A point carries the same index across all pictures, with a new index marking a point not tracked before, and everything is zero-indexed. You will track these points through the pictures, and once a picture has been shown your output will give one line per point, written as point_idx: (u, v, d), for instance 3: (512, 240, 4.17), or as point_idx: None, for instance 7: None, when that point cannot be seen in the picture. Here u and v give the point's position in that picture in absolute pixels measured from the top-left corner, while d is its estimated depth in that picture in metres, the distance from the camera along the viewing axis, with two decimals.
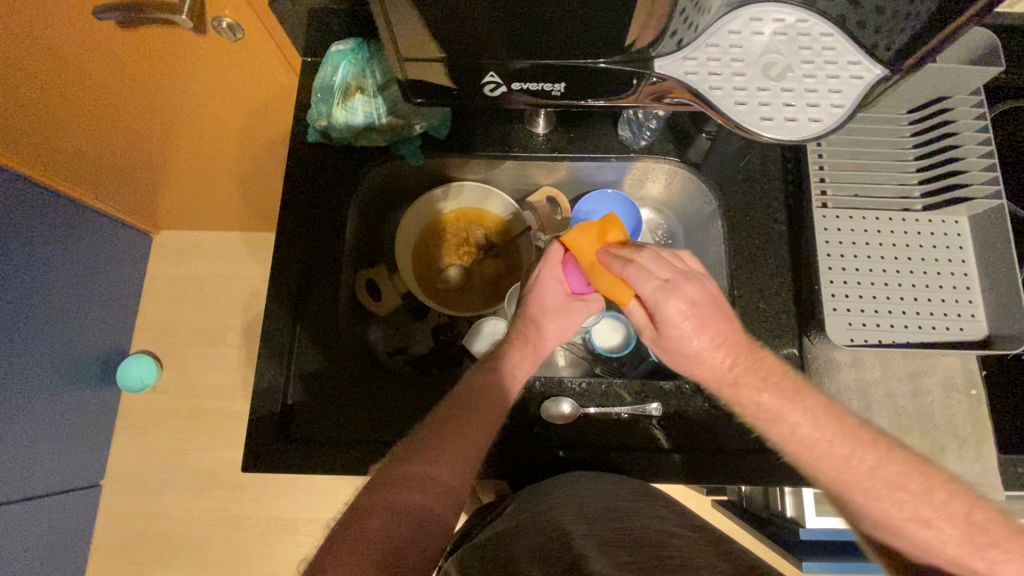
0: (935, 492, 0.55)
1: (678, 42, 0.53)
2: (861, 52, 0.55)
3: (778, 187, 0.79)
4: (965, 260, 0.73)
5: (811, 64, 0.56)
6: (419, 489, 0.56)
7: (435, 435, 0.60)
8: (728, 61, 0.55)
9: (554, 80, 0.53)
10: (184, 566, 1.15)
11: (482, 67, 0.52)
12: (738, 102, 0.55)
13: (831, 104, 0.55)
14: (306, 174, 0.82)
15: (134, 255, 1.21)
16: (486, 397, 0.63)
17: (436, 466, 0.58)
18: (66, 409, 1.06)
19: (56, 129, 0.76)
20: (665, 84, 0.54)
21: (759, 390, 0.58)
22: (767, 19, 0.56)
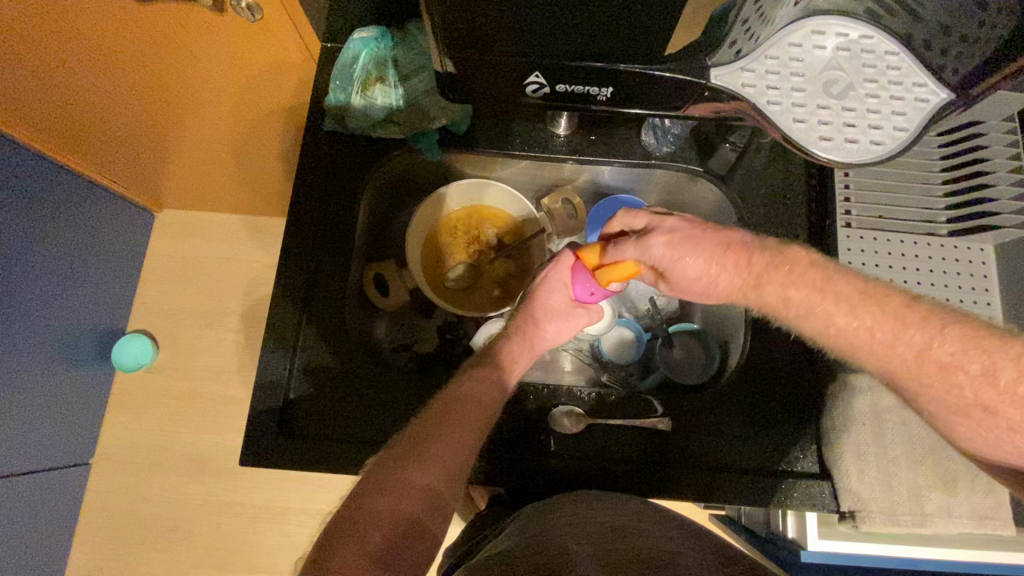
0: (1000, 369, 0.52)
1: (740, 52, 0.52)
2: (927, 73, 0.54)
3: (800, 205, 0.77)
4: (989, 288, 0.73)
5: (874, 84, 0.55)
6: (415, 500, 0.54)
7: (428, 442, 0.57)
8: (788, 75, 0.54)
9: (601, 84, 0.51)
10: (172, 549, 1.13)
11: (528, 67, 0.50)
12: (796, 120, 0.54)
13: (894, 126, 0.54)
14: (319, 162, 0.80)
15: (135, 232, 1.18)
16: (479, 403, 0.61)
17: (433, 476, 0.56)
18: (59, 386, 1.04)
19: (65, 102, 0.74)
20: (721, 97, 0.53)
21: (787, 284, 0.58)
22: (830, 33, 0.55)
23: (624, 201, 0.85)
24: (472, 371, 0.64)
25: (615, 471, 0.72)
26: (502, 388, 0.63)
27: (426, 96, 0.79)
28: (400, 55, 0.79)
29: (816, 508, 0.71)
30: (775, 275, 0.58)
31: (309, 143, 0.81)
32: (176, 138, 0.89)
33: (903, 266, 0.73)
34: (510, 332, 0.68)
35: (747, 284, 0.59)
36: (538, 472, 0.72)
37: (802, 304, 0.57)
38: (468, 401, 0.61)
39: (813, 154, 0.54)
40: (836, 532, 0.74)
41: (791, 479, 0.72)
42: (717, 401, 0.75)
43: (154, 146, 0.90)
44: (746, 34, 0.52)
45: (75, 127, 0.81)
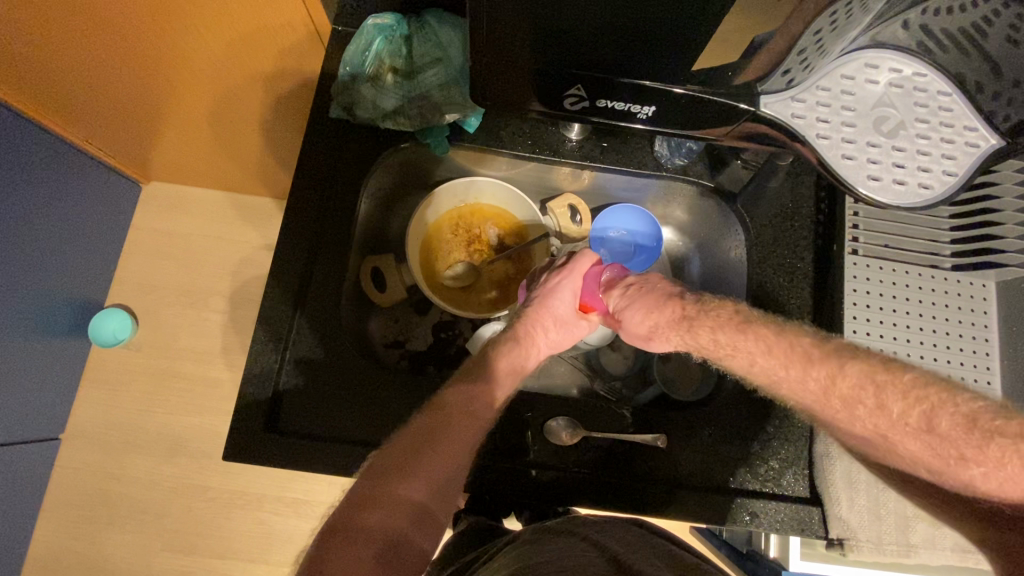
0: (894, 402, 0.49)
1: (791, 82, 0.49)
2: (980, 118, 0.53)
3: (808, 229, 0.76)
4: (988, 325, 0.74)
5: (925, 124, 0.53)
6: (404, 516, 0.52)
7: (416, 458, 0.55)
8: (838, 109, 0.52)
9: (643, 103, 0.49)
10: (142, 531, 1.10)
11: (569, 80, 0.48)
12: (845, 156, 0.52)
13: (944, 170, 0.53)
14: (323, 148, 0.78)
15: (119, 204, 1.14)
16: (470, 417, 0.59)
17: (422, 491, 0.54)
18: (34, 359, 1.00)
19: (56, 67, 0.70)
20: (763, 124, 0.51)
21: (714, 328, 0.56)
22: (885, 67, 0.52)
23: (627, 212, 0.84)
24: (467, 385, 0.61)
25: (606, 488, 0.71)
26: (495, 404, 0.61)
27: (438, 91, 0.76)
28: (416, 43, 0.76)
29: (804, 533, 0.71)
30: (704, 319, 0.57)
31: (314, 129, 0.78)
32: (170, 109, 0.85)
33: (906, 298, 0.74)
34: (511, 337, 0.65)
35: (682, 330, 0.58)
36: (529, 482, 0.71)
37: (728, 345, 0.56)
38: (458, 418, 0.58)
39: (856, 192, 0.53)
40: (816, 554, 0.76)
41: (782, 502, 0.71)
42: (714, 419, 0.74)
43: (147, 117, 0.86)
44: (801, 65, 0.49)
45: (66, 94, 0.77)
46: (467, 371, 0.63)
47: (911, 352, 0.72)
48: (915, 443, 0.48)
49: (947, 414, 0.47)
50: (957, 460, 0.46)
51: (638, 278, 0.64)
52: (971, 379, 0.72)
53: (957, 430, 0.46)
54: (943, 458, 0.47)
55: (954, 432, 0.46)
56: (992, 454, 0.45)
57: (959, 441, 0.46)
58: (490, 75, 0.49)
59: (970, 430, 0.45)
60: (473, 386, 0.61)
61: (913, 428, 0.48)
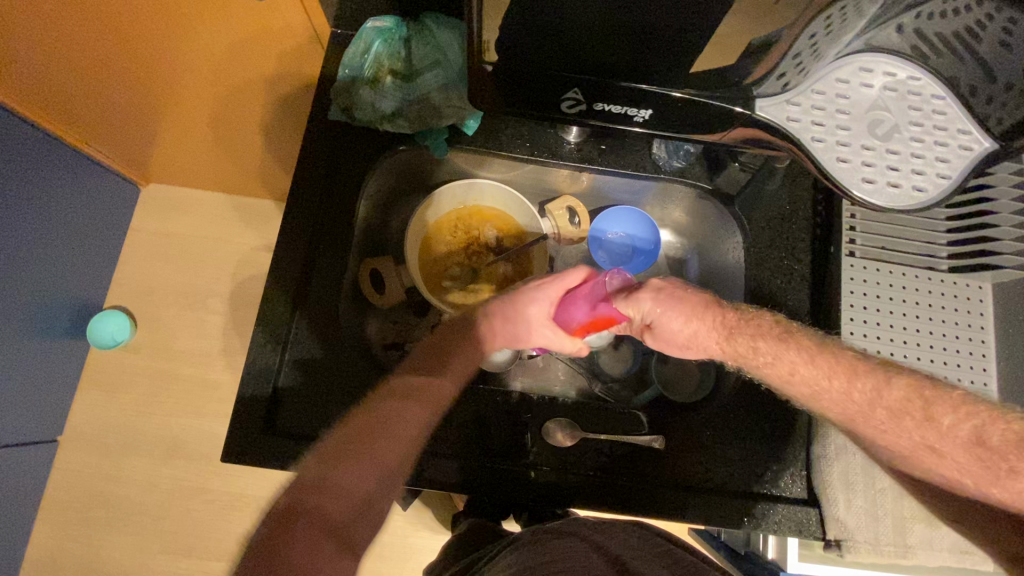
0: (942, 415, 0.51)
1: (786, 85, 0.49)
2: (972, 121, 0.53)
3: (805, 230, 0.77)
4: (984, 327, 0.74)
5: (919, 127, 0.53)
6: (347, 504, 0.52)
7: (365, 445, 0.55)
8: (833, 112, 0.52)
9: (640, 106, 0.49)
10: (140, 533, 1.10)
11: (567, 82, 0.48)
12: (841, 159, 0.52)
13: (938, 173, 0.53)
14: (322, 150, 0.78)
15: (119, 205, 1.14)
16: (419, 407, 0.59)
17: (366, 479, 0.54)
18: (33, 361, 1.00)
19: (56, 68, 0.70)
20: (761, 126, 0.50)
21: (755, 336, 0.56)
22: (879, 72, 0.52)
23: (623, 213, 0.85)
24: (416, 377, 0.62)
25: (605, 489, 0.71)
26: (444, 396, 0.62)
27: (437, 92, 0.76)
28: (415, 47, 0.76)
29: (802, 534, 0.71)
30: (744, 329, 0.57)
31: (313, 131, 0.78)
32: (169, 110, 0.85)
33: (903, 299, 0.74)
34: (465, 334, 0.66)
35: (722, 336, 0.58)
36: (527, 484, 0.71)
37: (769, 355, 0.56)
38: (407, 406, 0.59)
39: (851, 195, 0.53)
40: (815, 555, 0.77)
41: (780, 504, 0.71)
42: (712, 420, 0.74)
43: (147, 118, 0.86)
44: (795, 68, 0.49)
45: (65, 94, 0.77)
46: (417, 363, 0.64)
47: (908, 353, 0.72)
48: (964, 456, 0.50)
49: (998, 430, 0.49)
50: (1006, 475, 0.48)
51: (666, 284, 0.60)
52: (968, 381, 0.72)
53: (1007, 444, 0.48)
54: (993, 474, 0.49)
55: (1011, 449, 0.48)
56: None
57: (1010, 456, 0.48)
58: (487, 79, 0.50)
59: (1022, 446, 0.47)
60: (421, 377, 0.62)
61: (963, 442, 0.50)
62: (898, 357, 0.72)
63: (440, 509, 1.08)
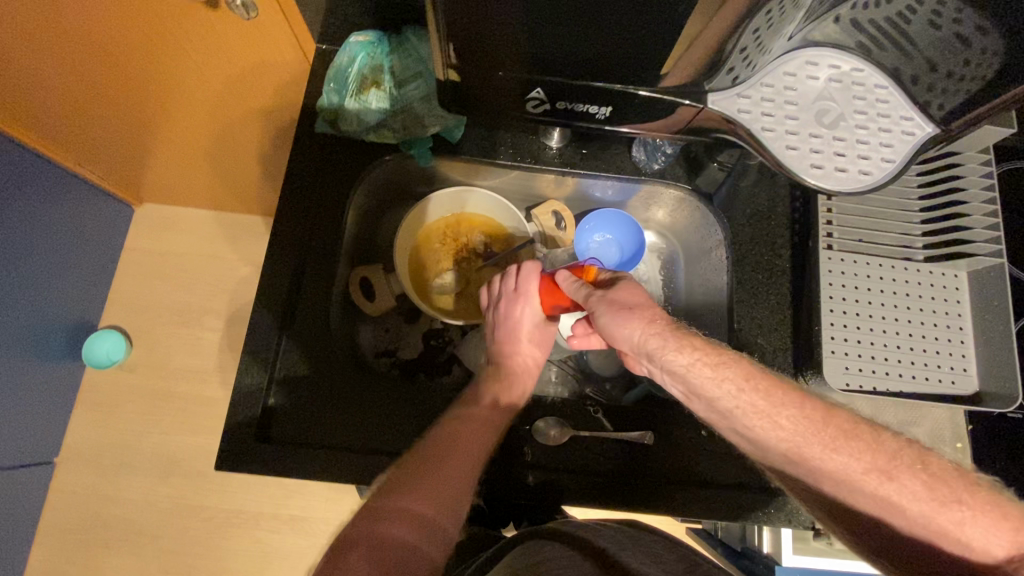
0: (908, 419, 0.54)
1: (735, 79, 0.51)
2: (914, 108, 0.55)
3: (783, 227, 0.80)
4: (961, 314, 0.75)
5: (863, 115, 0.55)
6: (421, 532, 0.53)
7: (437, 467, 0.58)
8: (782, 104, 0.54)
9: (601, 104, 0.51)
10: (138, 554, 1.10)
11: (528, 84, 0.50)
12: (789, 147, 0.53)
13: (882, 158, 0.54)
14: (309, 164, 0.80)
15: (113, 226, 1.15)
16: (473, 433, 0.62)
17: (438, 506, 0.55)
18: (30, 382, 1.01)
19: (43, 89, 0.71)
20: (716, 118, 0.52)
21: (708, 364, 0.55)
22: (823, 65, 0.54)
23: (612, 215, 0.86)
24: (465, 409, 0.66)
25: (598, 485, 0.72)
26: (490, 423, 0.65)
27: (420, 103, 0.78)
28: (397, 60, 0.79)
29: (792, 524, 0.72)
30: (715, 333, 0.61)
31: (301, 146, 0.80)
32: (160, 131, 0.87)
33: (880, 290, 0.75)
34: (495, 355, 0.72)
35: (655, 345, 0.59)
36: (523, 485, 0.72)
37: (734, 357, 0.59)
38: (464, 437, 0.61)
39: (805, 181, 0.54)
40: (811, 548, 0.78)
41: (768, 495, 0.72)
42: (700, 416, 0.76)
43: (137, 139, 0.88)
44: (743, 60, 0.50)
45: (55, 115, 0.78)
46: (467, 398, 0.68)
47: (890, 343, 0.73)
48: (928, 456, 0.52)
49: None
50: (951, 501, 0.48)
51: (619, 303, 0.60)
52: (947, 367, 0.73)
53: None
54: (940, 500, 0.48)
55: (951, 477, 0.49)
56: (980, 500, 0.48)
57: (958, 486, 0.49)
58: (460, 86, 0.52)
59: None
60: (471, 408, 0.65)
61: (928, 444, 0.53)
62: (878, 347, 0.73)
63: None
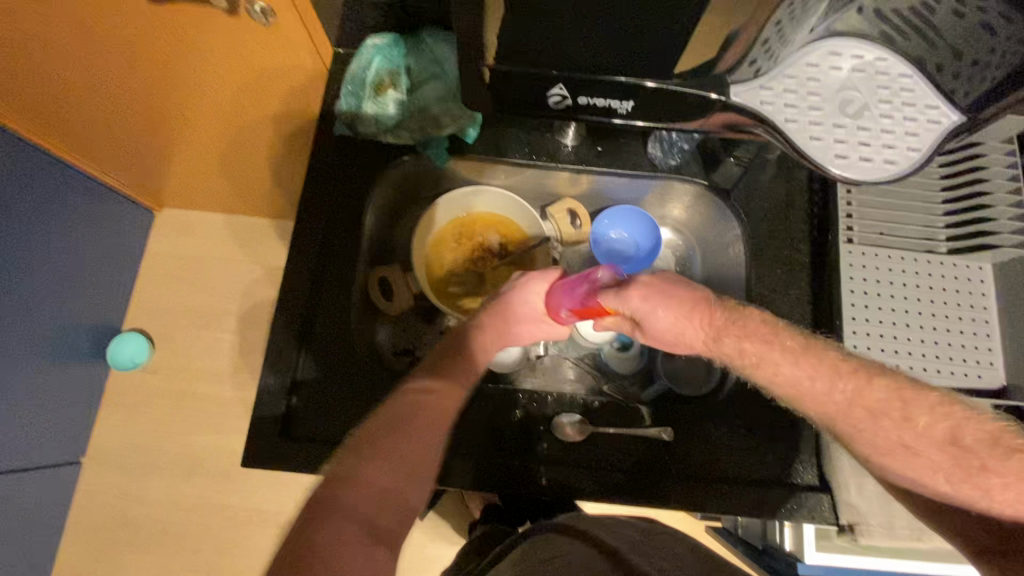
0: (920, 415, 0.53)
1: (758, 71, 0.51)
2: (940, 96, 0.54)
3: (802, 220, 0.79)
4: (987, 307, 0.74)
5: (888, 105, 0.54)
6: (374, 501, 0.50)
7: (390, 435, 0.55)
8: (805, 95, 0.53)
9: (622, 98, 0.51)
10: (161, 551, 1.12)
11: (549, 78, 0.49)
12: (813, 138, 0.53)
13: (909, 146, 0.54)
14: (326, 166, 0.81)
15: (135, 230, 1.18)
16: (432, 405, 0.59)
17: (392, 475, 0.53)
18: (57, 383, 1.04)
19: (69, 96, 0.73)
20: (740, 113, 0.52)
21: (740, 336, 0.57)
22: (847, 54, 0.54)
23: (628, 212, 0.86)
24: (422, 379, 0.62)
25: (620, 483, 0.72)
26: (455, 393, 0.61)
27: (438, 104, 0.80)
28: (413, 64, 0.81)
29: (814, 520, 0.72)
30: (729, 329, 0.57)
31: (319, 148, 0.81)
32: (180, 136, 0.88)
33: (904, 283, 0.74)
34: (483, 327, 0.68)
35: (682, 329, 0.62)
36: (539, 479, 0.72)
37: (754, 355, 0.56)
38: (425, 406, 0.58)
39: (829, 172, 0.54)
40: (834, 545, 0.76)
41: (789, 490, 0.72)
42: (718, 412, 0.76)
43: (157, 144, 0.90)
44: (765, 54, 0.51)
45: (79, 121, 0.80)
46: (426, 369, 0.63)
47: (912, 336, 0.72)
48: (941, 454, 0.51)
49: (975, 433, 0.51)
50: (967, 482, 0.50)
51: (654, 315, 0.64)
52: (972, 360, 0.72)
53: (982, 444, 0.51)
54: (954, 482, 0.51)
55: (980, 446, 0.51)
56: (1011, 467, 0.49)
57: (983, 452, 0.50)
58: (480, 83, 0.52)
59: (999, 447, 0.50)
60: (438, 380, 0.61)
61: (940, 441, 0.52)
62: (902, 340, 0.72)
63: (456, 517, 1.09)
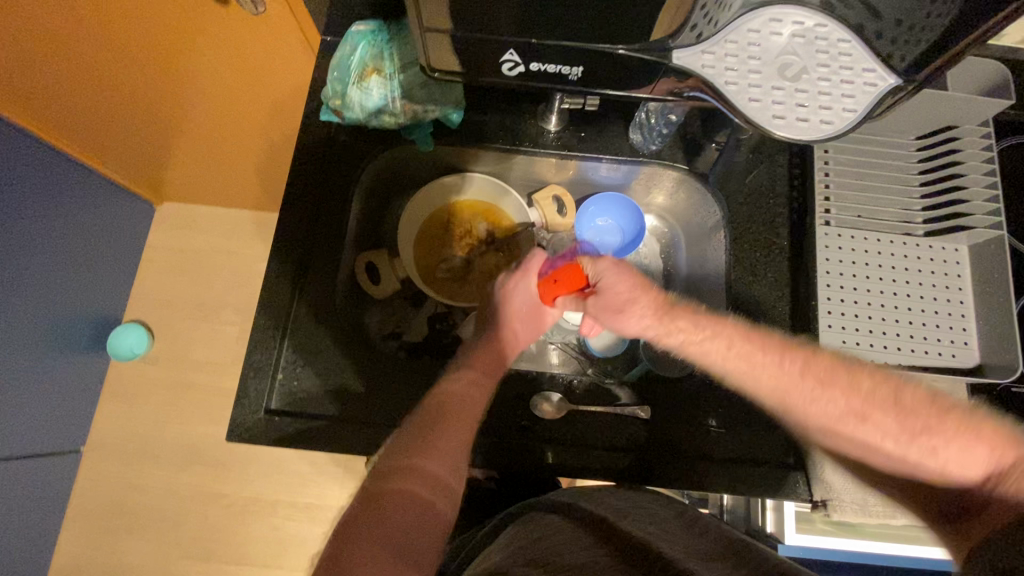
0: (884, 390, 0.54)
1: (699, 37, 0.52)
2: (875, 58, 0.53)
3: (782, 203, 0.80)
4: (962, 288, 0.75)
5: (827, 68, 0.53)
6: (424, 486, 0.58)
7: (431, 433, 0.61)
8: (745, 58, 0.53)
9: (572, 64, 0.52)
10: (162, 540, 1.14)
11: (501, 45, 0.51)
12: (750, 99, 0.53)
13: (843, 108, 0.53)
14: (315, 153, 0.83)
15: (135, 224, 1.20)
16: (467, 401, 0.65)
17: (438, 464, 0.60)
18: (58, 373, 1.06)
19: (64, 88, 0.75)
20: (687, 80, 0.53)
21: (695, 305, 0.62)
22: (787, 21, 0.53)
23: (612, 199, 0.87)
24: (452, 376, 0.67)
25: (599, 462, 0.73)
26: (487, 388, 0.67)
27: (419, 88, 0.79)
28: (397, 49, 0.80)
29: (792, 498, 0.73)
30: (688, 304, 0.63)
31: (308, 138, 0.83)
32: (174, 127, 0.90)
33: (879, 265, 0.75)
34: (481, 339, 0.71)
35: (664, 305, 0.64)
36: (530, 458, 0.73)
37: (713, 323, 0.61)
38: (458, 402, 0.64)
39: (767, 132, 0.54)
40: (816, 528, 0.79)
41: (766, 469, 0.73)
42: (699, 393, 0.77)
43: (153, 137, 0.92)
44: (707, 20, 0.51)
45: (75, 113, 0.82)
46: (457, 362, 0.70)
47: (887, 317, 0.73)
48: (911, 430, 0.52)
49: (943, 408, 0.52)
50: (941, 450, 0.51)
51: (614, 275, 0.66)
52: (947, 340, 0.73)
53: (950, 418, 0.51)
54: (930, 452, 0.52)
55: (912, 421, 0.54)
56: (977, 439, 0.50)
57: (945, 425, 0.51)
58: (439, 52, 0.53)
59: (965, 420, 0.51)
60: (460, 377, 0.67)
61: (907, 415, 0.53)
62: (875, 319, 0.73)
63: None
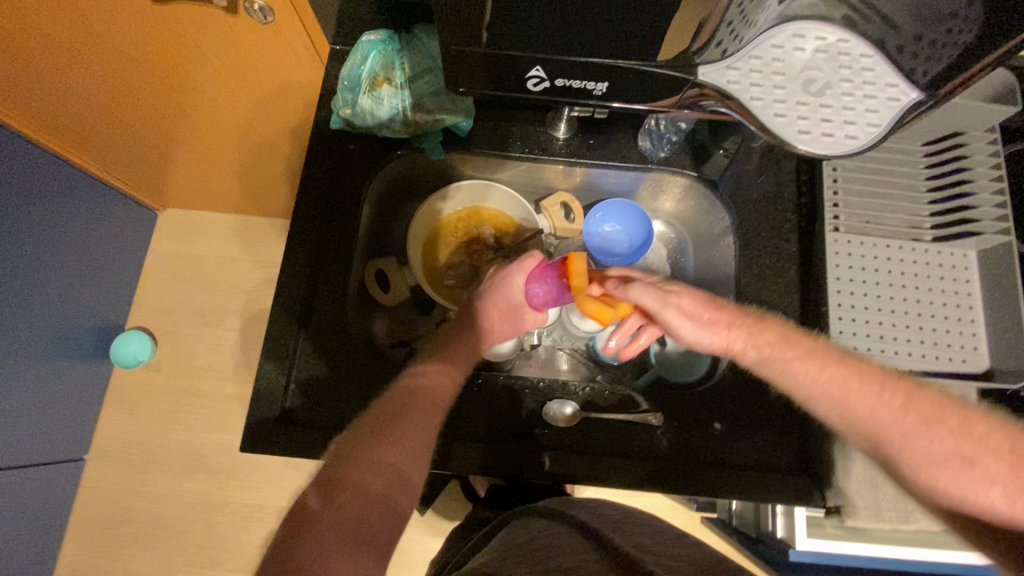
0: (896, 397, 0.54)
1: (725, 51, 0.52)
2: (899, 75, 0.54)
3: (790, 210, 0.81)
4: (971, 293, 0.75)
5: (851, 83, 0.54)
6: (383, 479, 0.57)
7: (391, 424, 0.60)
8: (769, 74, 0.54)
9: (597, 80, 0.52)
10: (164, 547, 1.14)
11: (527, 62, 0.51)
12: (776, 114, 0.55)
13: (868, 123, 0.55)
14: (323, 160, 0.83)
15: (138, 229, 1.20)
16: (432, 394, 0.64)
17: (397, 455, 0.59)
18: (61, 380, 1.06)
19: (71, 95, 0.75)
20: (703, 91, 0.53)
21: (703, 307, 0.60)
22: (811, 36, 0.54)
23: (619, 205, 0.87)
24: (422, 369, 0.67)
25: (608, 468, 0.73)
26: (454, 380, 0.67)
27: (431, 98, 0.79)
28: (409, 58, 0.79)
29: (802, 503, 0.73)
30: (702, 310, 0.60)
31: (316, 145, 0.83)
32: (179, 133, 0.90)
33: (888, 271, 0.75)
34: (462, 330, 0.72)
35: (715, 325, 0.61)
36: (536, 467, 0.73)
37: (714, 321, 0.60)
38: (422, 394, 0.64)
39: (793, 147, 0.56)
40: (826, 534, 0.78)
41: (776, 476, 0.73)
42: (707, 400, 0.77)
43: (158, 143, 0.92)
44: (731, 36, 0.52)
45: (80, 120, 0.82)
46: (427, 356, 0.70)
47: (897, 322, 0.73)
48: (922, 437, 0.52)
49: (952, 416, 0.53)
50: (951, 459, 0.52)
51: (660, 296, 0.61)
52: (956, 345, 0.73)
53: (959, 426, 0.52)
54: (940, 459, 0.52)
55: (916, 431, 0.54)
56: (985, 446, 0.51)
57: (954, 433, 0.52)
58: (459, 68, 0.53)
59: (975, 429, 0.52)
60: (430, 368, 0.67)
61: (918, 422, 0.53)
62: (885, 325, 0.73)
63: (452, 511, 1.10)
